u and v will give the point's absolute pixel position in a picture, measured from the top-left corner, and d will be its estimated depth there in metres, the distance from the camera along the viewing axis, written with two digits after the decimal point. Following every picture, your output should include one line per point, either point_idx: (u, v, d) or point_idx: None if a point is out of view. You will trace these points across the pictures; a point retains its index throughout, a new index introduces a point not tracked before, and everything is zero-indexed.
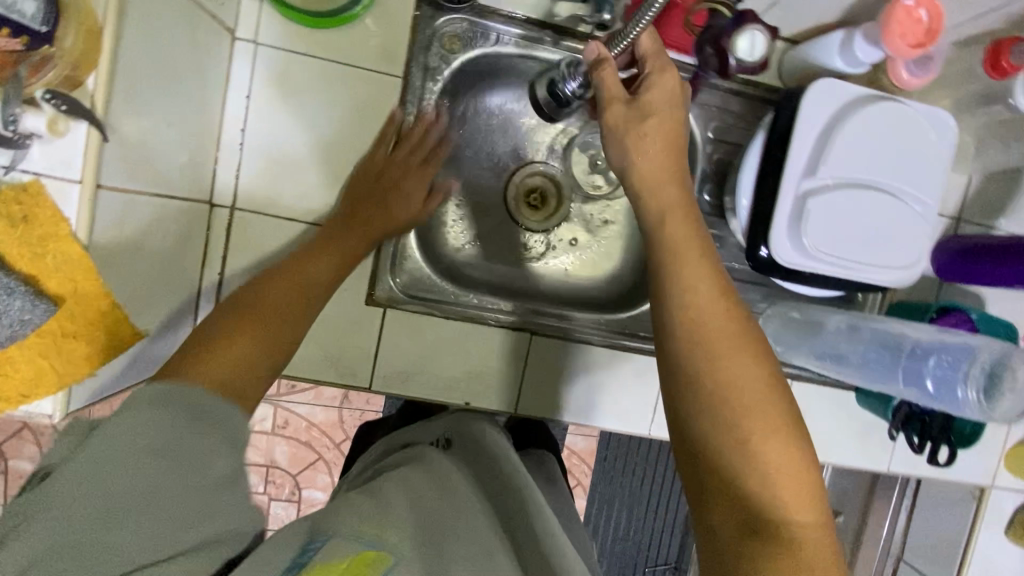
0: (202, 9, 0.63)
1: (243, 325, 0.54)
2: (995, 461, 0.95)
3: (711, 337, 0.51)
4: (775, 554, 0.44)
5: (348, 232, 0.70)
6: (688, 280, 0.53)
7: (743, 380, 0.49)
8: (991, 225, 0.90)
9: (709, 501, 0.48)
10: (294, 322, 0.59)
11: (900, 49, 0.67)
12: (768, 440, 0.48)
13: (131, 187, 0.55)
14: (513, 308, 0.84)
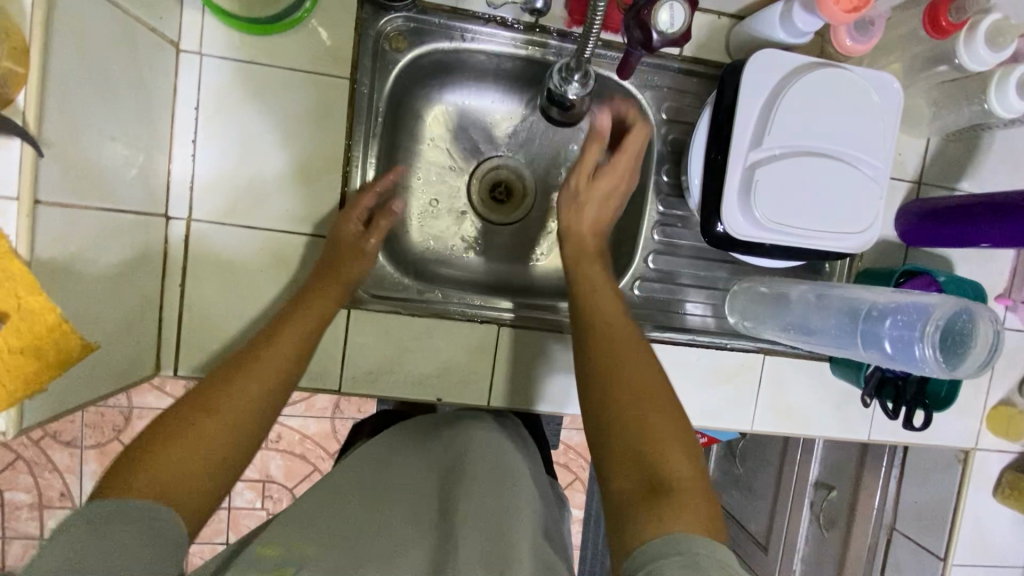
0: (137, 20, 0.63)
1: (184, 433, 0.52)
2: (977, 423, 0.96)
3: (607, 340, 0.61)
4: (660, 509, 0.48)
5: (305, 313, 0.68)
6: (594, 304, 0.66)
7: (632, 369, 0.58)
8: (953, 186, 0.90)
9: (609, 472, 0.53)
10: (249, 407, 0.56)
11: (837, 16, 0.67)
12: (653, 415, 0.55)
13: (73, 202, 0.55)
14: (514, 308, 0.86)
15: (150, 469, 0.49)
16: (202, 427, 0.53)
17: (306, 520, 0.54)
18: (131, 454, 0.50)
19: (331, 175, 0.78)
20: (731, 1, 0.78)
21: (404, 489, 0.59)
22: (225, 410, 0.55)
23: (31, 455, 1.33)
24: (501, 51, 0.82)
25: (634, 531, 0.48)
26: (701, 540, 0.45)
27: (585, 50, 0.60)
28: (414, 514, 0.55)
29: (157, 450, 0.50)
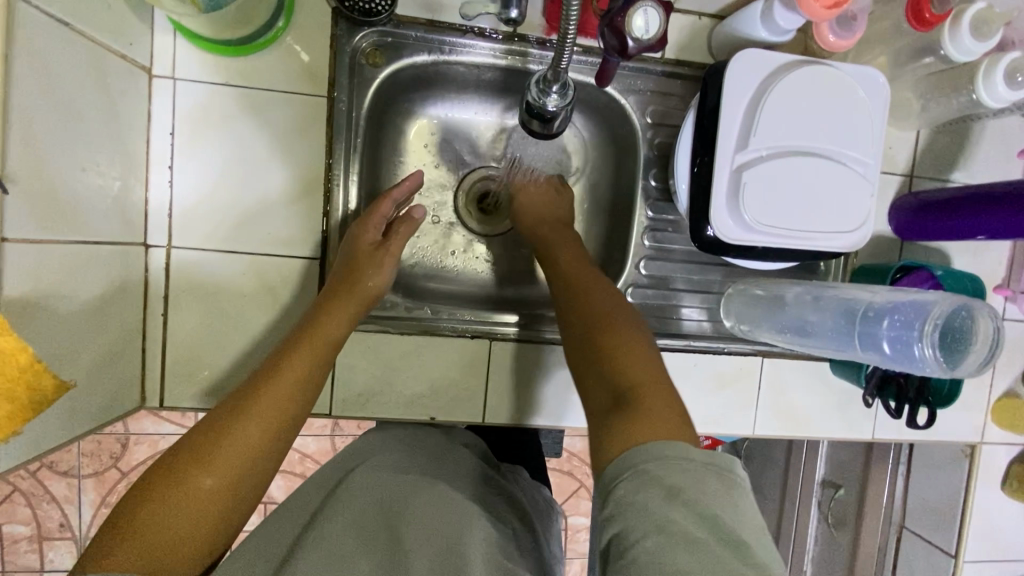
0: (104, 48, 0.61)
1: (168, 504, 0.49)
2: (982, 417, 0.94)
3: (577, 293, 0.71)
4: (623, 412, 0.54)
5: (303, 351, 0.63)
6: (562, 266, 0.76)
7: (605, 309, 0.67)
8: (946, 178, 0.88)
9: (586, 385, 0.62)
10: (257, 434, 0.55)
11: (818, 12, 0.66)
12: (617, 337, 0.63)
13: (43, 237, 0.53)
14: (520, 321, 0.84)
15: (130, 546, 0.47)
16: (184, 497, 0.50)
17: (270, 535, 0.60)
18: (116, 518, 0.49)
19: (312, 195, 0.76)
20: (711, 1, 0.77)
21: (351, 496, 0.62)
22: (209, 476, 0.52)
23: (28, 487, 1.30)
24: (481, 61, 0.81)
25: (606, 426, 0.55)
26: (650, 435, 0.51)
27: (562, 59, 0.57)
28: (364, 521, 0.60)
29: (140, 523, 0.48)
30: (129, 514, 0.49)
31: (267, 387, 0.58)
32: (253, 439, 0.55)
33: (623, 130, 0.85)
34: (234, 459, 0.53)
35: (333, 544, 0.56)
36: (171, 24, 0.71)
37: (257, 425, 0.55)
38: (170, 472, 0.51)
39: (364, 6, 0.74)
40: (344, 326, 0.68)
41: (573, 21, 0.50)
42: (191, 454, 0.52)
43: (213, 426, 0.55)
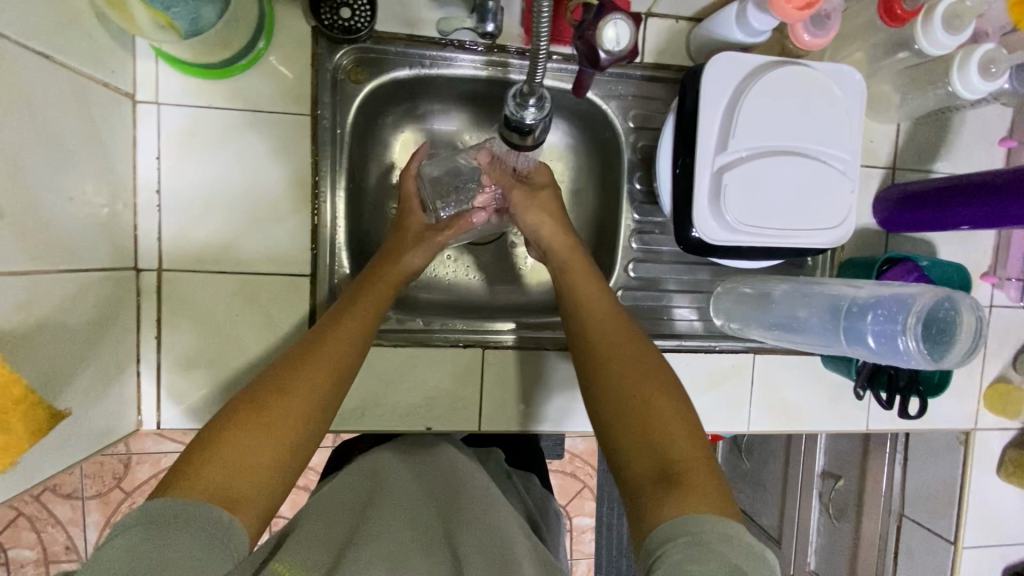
0: (86, 77, 0.62)
1: (246, 440, 0.52)
2: (975, 404, 0.95)
3: (605, 348, 0.65)
4: (675, 493, 0.52)
5: (360, 310, 0.67)
6: (585, 306, 0.70)
7: (637, 364, 0.63)
8: (928, 169, 0.89)
9: (623, 452, 0.58)
10: (319, 384, 0.58)
11: (789, 13, 0.67)
12: (653, 398, 0.59)
13: (33, 268, 0.54)
14: (515, 329, 0.85)
15: (210, 477, 0.49)
16: (262, 433, 0.53)
17: (312, 528, 0.53)
18: (193, 452, 0.51)
19: (300, 212, 0.77)
20: (687, 5, 0.78)
21: (414, 498, 0.61)
22: (283, 416, 0.55)
23: (33, 511, 1.30)
24: (463, 73, 0.82)
25: (652, 508, 0.52)
26: (709, 521, 0.49)
27: (536, 72, 0.57)
28: (420, 523, 0.58)
29: (220, 456, 0.51)
30: (207, 447, 0.51)
31: (327, 340, 0.62)
32: (320, 384, 0.58)
33: (606, 135, 0.85)
34: (305, 401, 0.56)
35: (389, 543, 0.52)
36: (152, 50, 0.71)
37: (323, 373, 0.59)
38: (247, 410, 0.54)
39: (344, 24, 0.74)
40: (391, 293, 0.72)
41: (544, 26, 0.50)
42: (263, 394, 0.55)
43: (281, 372, 0.58)
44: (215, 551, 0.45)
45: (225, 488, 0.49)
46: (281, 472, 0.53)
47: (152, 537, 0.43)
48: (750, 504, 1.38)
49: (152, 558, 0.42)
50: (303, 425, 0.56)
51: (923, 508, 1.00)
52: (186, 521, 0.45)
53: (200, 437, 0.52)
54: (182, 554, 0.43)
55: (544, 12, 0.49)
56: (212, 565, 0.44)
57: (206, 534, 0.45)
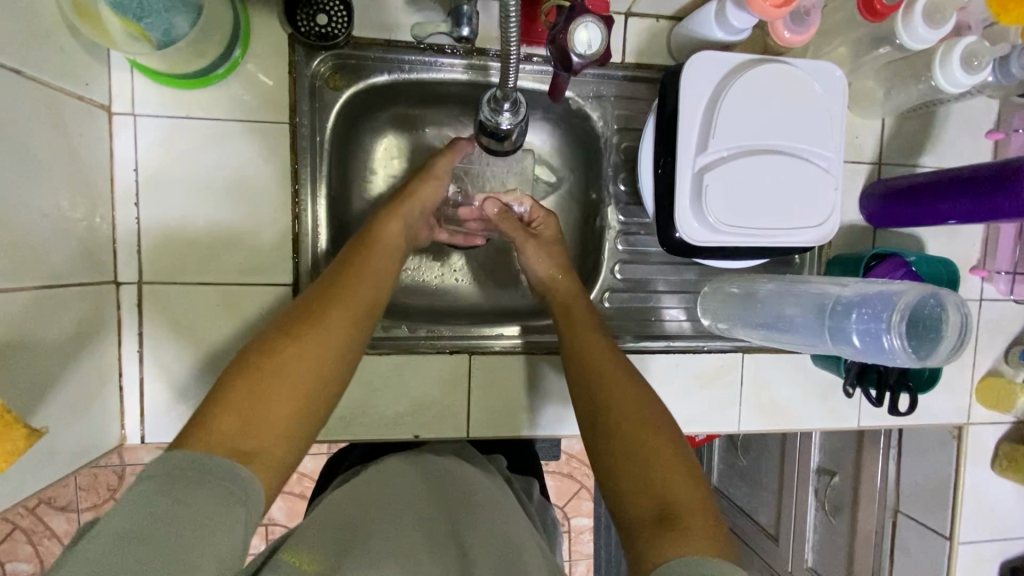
0: (58, 90, 0.61)
1: (264, 387, 0.52)
2: (967, 398, 0.94)
3: (605, 385, 0.66)
4: (675, 535, 0.52)
5: (374, 262, 0.66)
6: (581, 344, 0.71)
7: (636, 405, 0.63)
8: (914, 163, 0.89)
9: (623, 494, 0.58)
10: (344, 315, 0.59)
11: (766, 11, 0.66)
12: (652, 438, 0.60)
13: (7, 284, 0.53)
14: (521, 333, 0.86)
15: (227, 429, 0.49)
16: (282, 379, 0.53)
17: (315, 528, 0.54)
18: (214, 398, 0.51)
19: (281, 220, 0.76)
20: (667, 4, 0.77)
21: (420, 499, 0.62)
22: (304, 361, 0.54)
23: (28, 524, 1.27)
24: (443, 78, 0.81)
25: (652, 549, 0.52)
26: (714, 564, 0.49)
27: (509, 75, 0.57)
28: (428, 523, 0.59)
29: (238, 405, 0.50)
30: (225, 396, 0.51)
31: (342, 288, 0.61)
32: (338, 331, 0.58)
33: (590, 135, 0.85)
34: (326, 345, 0.56)
35: (401, 543, 0.54)
36: (127, 61, 0.71)
37: (341, 320, 0.58)
38: (266, 356, 0.54)
39: (320, 30, 0.74)
40: (403, 232, 0.72)
41: (513, 29, 0.49)
42: (281, 339, 0.55)
43: (299, 317, 0.57)
44: (235, 508, 0.45)
45: (241, 442, 0.49)
46: (303, 420, 0.53)
47: (174, 491, 0.43)
48: (747, 501, 1.37)
49: (174, 511, 0.42)
50: (334, 355, 0.57)
51: (918, 503, 1.00)
52: (207, 477, 0.45)
53: (218, 388, 0.52)
54: (203, 511, 0.43)
55: (513, 15, 0.48)
56: (232, 523, 0.44)
57: (227, 491, 0.46)
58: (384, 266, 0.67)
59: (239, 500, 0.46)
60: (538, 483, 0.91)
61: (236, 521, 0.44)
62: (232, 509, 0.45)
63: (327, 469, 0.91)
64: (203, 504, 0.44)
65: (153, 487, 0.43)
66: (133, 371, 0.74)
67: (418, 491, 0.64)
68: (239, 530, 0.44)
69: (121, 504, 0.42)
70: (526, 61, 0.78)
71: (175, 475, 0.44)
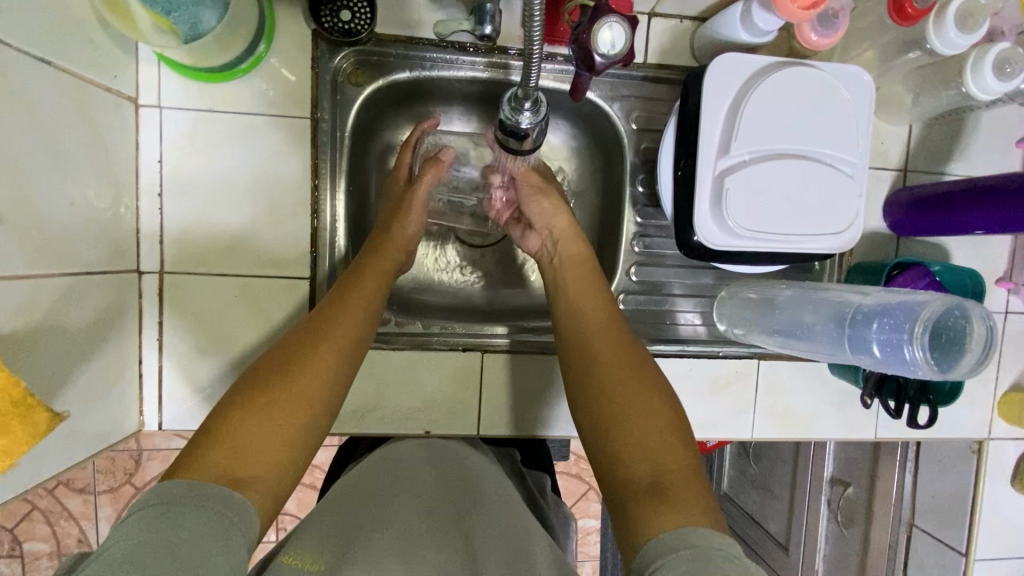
0: (88, 82, 0.63)
1: (257, 417, 0.53)
2: (988, 412, 0.92)
3: (607, 358, 0.66)
4: (664, 507, 0.52)
5: (366, 284, 0.68)
6: (582, 316, 0.70)
7: (635, 379, 0.63)
8: (941, 171, 0.87)
9: (620, 464, 0.58)
10: (339, 352, 0.60)
11: (794, 13, 0.65)
12: (648, 409, 0.61)
13: (33, 272, 0.54)
14: (509, 333, 0.84)
15: (222, 456, 0.50)
16: (274, 412, 0.54)
17: (322, 520, 0.56)
18: (216, 429, 0.52)
19: (300, 214, 0.77)
20: (691, 4, 0.77)
21: (420, 490, 0.62)
22: (296, 396, 0.55)
23: (47, 505, 1.29)
24: (463, 75, 0.81)
25: (645, 520, 0.52)
26: (706, 535, 0.49)
27: (531, 74, 0.56)
28: (428, 512, 0.58)
29: (233, 436, 0.51)
30: (222, 427, 0.52)
31: (338, 318, 0.63)
32: (330, 365, 0.59)
33: (609, 135, 0.85)
34: (316, 380, 0.57)
35: (398, 534, 0.54)
36: (155, 55, 0.72)
37: (330, 354, 0.59)
38: (258, 389, 0.55)
39: (344, 26, 0.74)
40: (391, 270, 0.72)
41: (536, 29, 0.50)
42: (272, 374, 0.56)
43: (290, 351, 0.59)
44: (228, 531, 0.45)
45: (237, 469, 0.50)
46: (301, 439, 0.55)
47: (166, 517, 0.44)
48: (756, 510, 1.34)
49: (169, 538, 0.42)
50: (331, 384, 0.58)
51: (934, 518, 0.97)
52: (198, 502, 0.46)
53: (214, 416, 0.53)
54: (195, 536, 0.43)
55: (536, 15, 0.48)
56: (226, 546, 0.44)
57: (220, 514, 0.46)
58: (380, 285, 0.69)
59: (234, 520, 0.46)
60: (549, 475, 0.92)
61: (227, 545, 0.44)
62: (227, 533, 0.45)
63: (336, 461, 0.91)
64: (195, 530, 0.44)
65: (144, 516, 0.43)
66: (152, 358, 0.75)
67: (422, 481, 0.64)
68: (234, 552, 0.44)
69: (116, 533, 0.43)
70: (549, 60, 0.78)
71: (163, 501, 0.45)
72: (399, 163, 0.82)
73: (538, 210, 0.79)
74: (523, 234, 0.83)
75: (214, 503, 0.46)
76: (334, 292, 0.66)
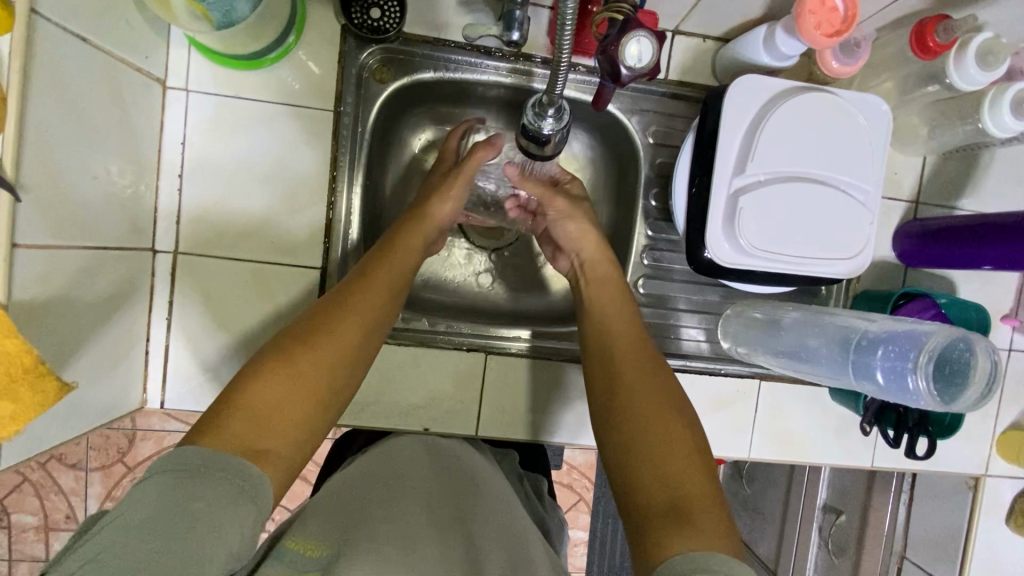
0: (121, 62, 0.64)
1: (274, 389, 0.54)
2: (987, 448, 0.92)
3: (624, 369, 0.67)
4: (683, 530, 0.53)
5: (390, 264, 0.67)
6: (603, 328, 0.72)
7: (652, 392, 0.64)
8: (952, 205, 0.87)
9: (636, 483, 0.59)
10: (362, 322, 0.61)
11: (819, 39, 0.67)
12: (662, 425, 0.61)
13: (53, 243, 0.55)
14: (533, 337, 0.85)
15: (238, 428, 0.50)
16: (296, 382, 0.55)
17: (324, 507, 0.56)
18: (228, 399, 0.52)
19: (316, 205, 0.78)
20: (715, 25, 0.78)
21: (421, 484, 0.62)
22: (317, 365, 0.56)
23: (38, 478, 1.29)
24: (487, 79, 0.83)
25: (665, 541, 0.52)
26: (723, 560, 0.49)
27: (557, 82, 0.57)
28: (432, 509, 0.58)
29: (248, 405, 0.52)
30: (235, 398, 0.52)
31: (359, 291, 0.63)
32: (352, 339, 0.60)
33: (625, 148, 0.86)
34: (340, 353, 0.58)
35: (401, 526, 0.54)
36: (186, 39, 0.73)
37: (354, 326, 0.61)
38: (279, 359, 0.56)
39: (373, 24, 0.76)
40: (415, 248, 0.72)
41: (566, 38, 0.51)
42: (293, 345, 0.57)
43: (312, 322, 0.59)
44: (243, 504, 0.45)
45: (253, 442, 0.50)
46: (320, 409, 0.56)
47: (182, 485, 0.44)
48: (747, 533, 1.32)
49: (184, 506, 0.43)
50: (353, 350, 0.60)
51: (927, 551, 0.96)
52: (218, 473, 0.46)
53: (227, 389, 0.54)
54: (210, 507, 0.44)
55: (568, 25, 0.49)
56: (239, 518, 0.45)
57: (236, 486, 0.46)
58: (404, 268, 0.69)
59: (249, 491, 0.46)
60: (547, 479, 0.92)
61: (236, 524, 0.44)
62: (241, 506, 0.45)
63: (332, 453, 0.91)
64: (210, 503, 0.44)
65: (163, 481, 0.44)
66: (159, 336, 0.76)
67: (428, 477, 0.64)
68: (246, 526, 0.45)
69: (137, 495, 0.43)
70: (573, 70, 0.79)
71: (179, 471, 0.45)
72: (445, 149, 0.83)
73: (564, 233, 0.80)
74: (554, 256, 0.84)
75: (228, 476, 0.46)
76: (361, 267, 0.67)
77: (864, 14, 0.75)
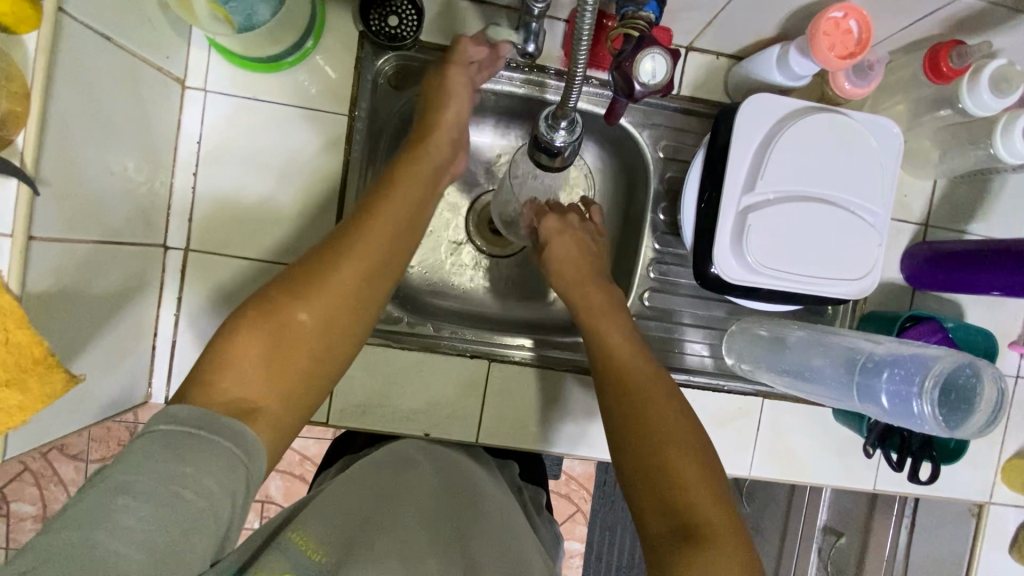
0: (142, 60, 0.65)
1: (260, 343, 0.54)
2: (992, 473, 0.90)
3: (629, 385, 0.67)
4: (693, 557, 0.53)
5: (392, 204, 0.62)
6: (607, 342, 0.72)
7: (656, 412, 0.64)
8: (961, 229, 0.87)
9: (643, 508, 0.59)
10: (358, 270, 0.58)
11: (832, 60, 0.67)
12: (669, 447, 0.61)
13: (68, 236, 0.55)
14: (535, 346, 0.85)
15: (228, 386, 0.52)
16: (279, 336, 0.54)
17: (326, 505, 0.56)
18: (222, 350, 0.53)
19: (327, 207, 0.79)
20: (729, 43, 0.79)
21: (423, 493, 0.62)
22: (303, 318, 0.55)
23: (38, 468, 1.30)
24: (500, 88, 0.83)
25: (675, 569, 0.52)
26: None
27: (572, 94, 0.58)
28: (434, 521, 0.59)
29: (233, 362, 0.53)
30: (226, 349, 0.53)
31: (353, 240, 0.59)
32: (343, 292, 0.57)
33: (635, 162, 0.86)
34: (327, 305, 0.56)
35: (402, 536, 0.54)
36: (207, 40, 0.74)
37: (347, 278, 0.57)
38: (267, 308, 0.55)
39: (390, 31, 0.77)
40: (422, 190, 0.65)
41: (582, 51, 0.51)
42: (282, 295, 0.56)
43: (303, 272, 0.57)
44: (233, 472, 0.47)
45: (242, 400, 0.52)
46: (312, 369, 0.56)
47: (172, 446, 0.45)
48: None
49: (174, 468, 0.44)
50: (344, 302, 0.57)
51: None
52: (207, 435, 0.47)
53: (219, 337, 0.54)
54: (198, 471, 0.45)
55: (585, 39, 0.50)
56: (229, 486, 0.46)
57: (229, 454, 0.47)
58: (402, 205, 0.62)
59: (238, 458, 0.48)
60: (544, 490, 0.92)
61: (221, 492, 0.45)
62: (233, 477, 0.46)
63: (331, 455, 0.92)
64: (200, 467, 0.45)
65: (156, 439, 0.45)
66: (166, 331, 0.77)
67: (430, 487, 0.64)
68: (233, 500, 0.46)
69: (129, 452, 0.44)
70: (586, 82, 0.80)
71: (168, 441, 0.46)
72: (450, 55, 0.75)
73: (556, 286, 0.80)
74: None
75: (216, 441, 0.47)
76: (349, 218, 0.61)
77: (878, 37, 0.76)
